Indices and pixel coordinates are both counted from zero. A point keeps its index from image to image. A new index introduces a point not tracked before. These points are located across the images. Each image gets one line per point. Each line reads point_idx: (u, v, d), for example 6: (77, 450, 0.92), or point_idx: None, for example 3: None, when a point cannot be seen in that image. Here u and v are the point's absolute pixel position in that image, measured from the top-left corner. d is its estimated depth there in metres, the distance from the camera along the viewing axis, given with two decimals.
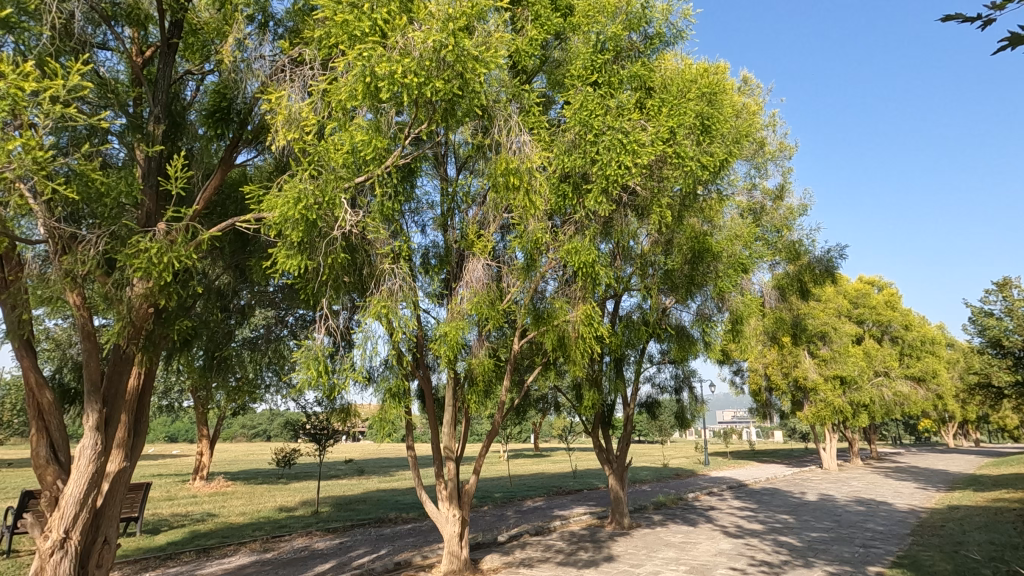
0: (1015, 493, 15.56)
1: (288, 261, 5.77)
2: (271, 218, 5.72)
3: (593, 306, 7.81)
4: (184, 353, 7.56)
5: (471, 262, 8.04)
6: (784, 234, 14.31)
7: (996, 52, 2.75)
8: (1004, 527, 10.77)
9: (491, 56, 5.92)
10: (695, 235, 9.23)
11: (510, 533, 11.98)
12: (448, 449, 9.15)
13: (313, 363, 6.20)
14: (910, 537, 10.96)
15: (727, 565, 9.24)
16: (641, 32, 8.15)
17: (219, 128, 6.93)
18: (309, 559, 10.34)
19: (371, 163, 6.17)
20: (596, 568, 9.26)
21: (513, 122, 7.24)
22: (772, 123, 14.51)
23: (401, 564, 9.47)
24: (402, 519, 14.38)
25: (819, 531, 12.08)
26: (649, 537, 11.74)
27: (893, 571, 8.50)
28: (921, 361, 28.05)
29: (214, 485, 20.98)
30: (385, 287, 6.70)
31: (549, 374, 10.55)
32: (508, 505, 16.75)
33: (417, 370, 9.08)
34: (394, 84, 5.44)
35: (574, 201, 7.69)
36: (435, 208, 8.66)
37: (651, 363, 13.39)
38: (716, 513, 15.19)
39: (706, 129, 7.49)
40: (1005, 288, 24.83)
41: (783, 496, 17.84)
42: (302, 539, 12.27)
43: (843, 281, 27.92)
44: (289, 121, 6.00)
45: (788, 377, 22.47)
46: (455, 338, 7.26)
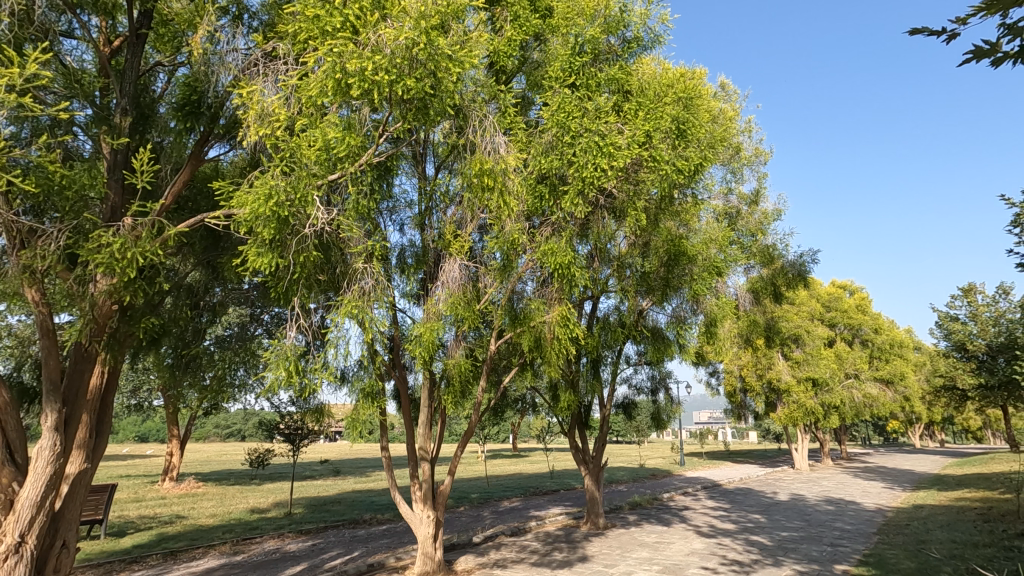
0: (976, 492, 16.06)
1: (259, 259, 5.64)
2: (241, 216, 5.60)
3: (569, 308, 7.84)
4: (152, 353, 7.38)
5: (448, 263, 8.00)
6: (758, 239, 14.57)
7: (959, 66, 2.85)
8: (965, 526, 11.10)
9: (466, 56, 5.90)
10: (671, 238, 9.36)
11: (486, 534, 11.96)
12: (424, 450, 9.08)
13: (283, 362, 6.10)
14: (876, 536, 11.23)
15: (700, 564, 9.34)
16: (619, 35, 8.21)
17: (189, 123, 6.64)
18: (281, 561, 10.18)
19: (345, 160, 6.10)
20: (570, 568, 9.28)
21: (488, 123, 7.24)
22: (748, 129, 14.73)
23: (374, 566, 9.37)
24: (377, 519, 14.27)
25: (789, 530, 12.30)
26: (624, 538, 11.81)
27: (858, 569, 8.69)
28: (889, 363, 28.80)
29: (185, 486, 20.55)
30: (357, 286, 6.62)
31: (525, 374, 10.57)
32: (484, 506, 16.72)
33: (393, 370, 9.00)
34: (364, 80, 5.40)
35: (551, 202, 7.67)
36: (413, 207, 8.59)
37: (628, 364, 13.48)
38: (691, 512, 15.38)
39: (682, 133, 7.56)
40: (971, 293, 25.57)
41: (756, 496, 18.13)
42: (274, 541, 12.08)
43: (816, 285, 28.49)
44: (260, 116, 5.88)
45: (762, 379, 22.84)
46: (430, 338, 7.21)
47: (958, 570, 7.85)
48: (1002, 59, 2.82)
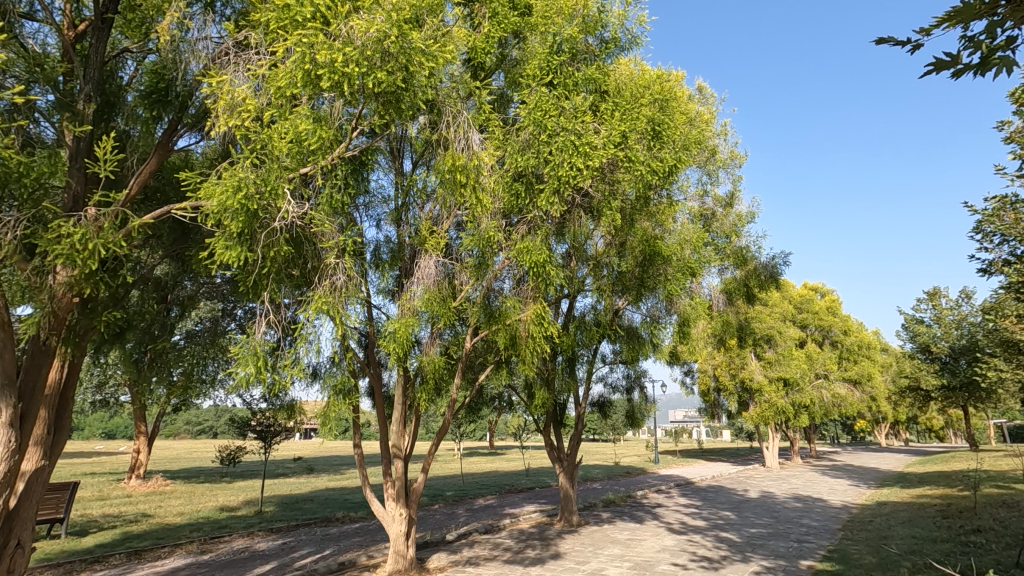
0: (936, 489, 16.63)
1: (226, 253, 5.47)
2: (209, 207, 5.45)
3: (545, 306, 7.86)
4: (117, 347, 7.15)
5: (423, 259, 7.95)
6: (732, 241, 14.83)
7: (921, 77, 2.92)
8: (925, 522, 11.45)
9: (439, 51, 5.87)
10: (647, 239, 9.42)
11: (459, 532, 11.91)
12: (397, 448, 8.99)
13: (251, 358, 5.97)
14: (840, 533, 11.53)
15: (670, 561, 9.46)
16: (597, 35, 8.29)
17: (156, 111, 6.46)
18: (249, 560, 10.00)
19: (317, 154, 6.03)
20: (542, 566, 9.32)
21: (462, 119, 7.21)
22: (724, 132, 14.92)
23: (345, 565, 9.26)
24: (349, 518, 14.14)
25: (758, 526, 12.56)
26: (596, 535, 11.90)
27: (823, 565, 8.89)
28: (857, 364, 29.60)
29: (152, 484, 20.08)
30: (329, 282, 6.53)
31: (501, 373, 10.57)
32: (459, 504, 16.68)
33: (367, 367, 8.90)
34: (334, 72, 5.33)
35: (526, 201, 7.65)
36: (389, 202, 8.53)
37: (603, 363, 13.61)
38: (663, 510, 15.58)
39: (657, 135, 7.66)
40: (935, 296, 26.39)
41: (727, 493, 18.45)
42: (243, 540, 11.88)
43: (789, 287, 29.09)
44: (229, 106, 5.74)
45: (735, 378, 23.27)
46: (404, 335, 7.16)
47: (916, 564, 8.11)
48: (963, 70, 2.88)
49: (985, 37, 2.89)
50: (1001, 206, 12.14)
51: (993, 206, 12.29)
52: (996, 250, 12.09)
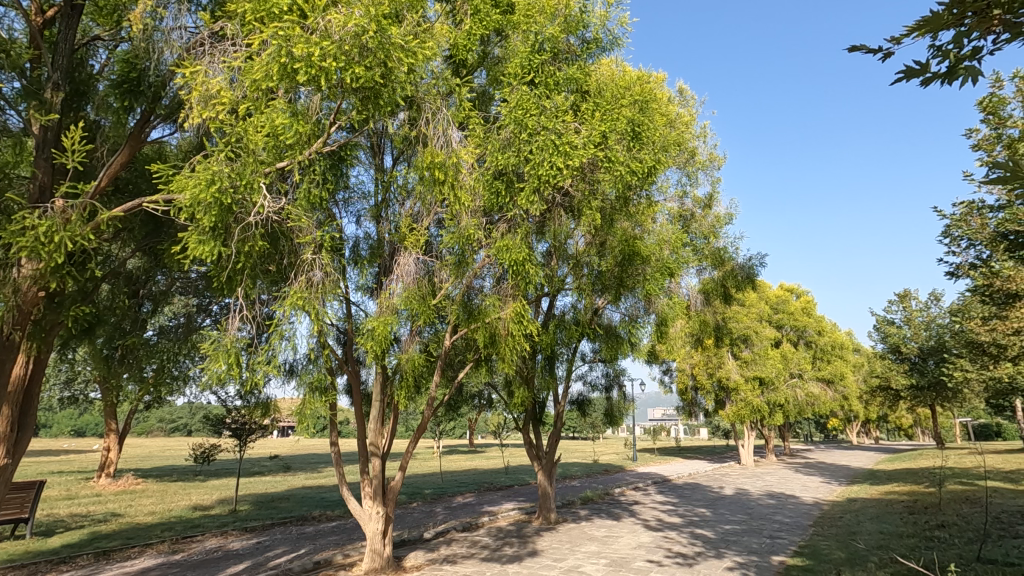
0: (903, 487, 17.09)
1: (199, 248, 5.35)
2: (181, 201, 5.33)
3: (524, 305, 7.87)
4: (86, 343, 6.97)
5: (402, 257, 7.90)
6: (711, 242, 15.01)
7: (893, 84, 3.03)
8: (892, 518, 11.77)
9: (419, 47, 5.86)
10: (626, 238, 9.50)
11: (437, 530, 11.89)
12: (375, 446, 8.91)
13: (224, 355, 5.87)
14: (811, 529, 11.79)
15: (646, 557, 9.56)
16: (579, 35, 8.33)
17: (127, 101, 6.32)
18: (222, 560, 9.83)
19: (294, 149, 5.97)
20: (520, 563, 9.35)
21: (442, 116, 7.20)
22: (703, 134, 15.08)
23: (320, 564, 9.17)
24: (325, 516, 14.02)
25: (732, 523, 12.77)
26: (574, 532, 11.98)
27: (794, 560, 9.08)
28: (830, 364, 30.27)
29: (122, 483, 19.63)
30: (305, 278, 6.46)
31: (480, 371, 10.56)
32: (437, 501, 16.65)
33: (345, 365, 8.81)
34: (311, 66, 5.28)
35: (506, 199, 7.63)
36: (368, 198, 8.45)
37: (583, 362, 13.71)
38: (640, 507, 15.74)
39: (637, 136, 7.74)
40: (905, 298, 27.08)
41: (703, 491, 18.73)
42: (215, 539, 11.69)
43: (765, 288, 29.56)
44: (204, 97, 5.65)
45: (712, 377, 23.66)
46: (383, 333, 7.12)
47: (883, 559, 8.32)
48: (931, 79, 2.97)
49: (952, 46, 2.99)
50: (968, 212, 12.45)
51: (960, 211, 12.61)
52: (963, 254, 12.45)
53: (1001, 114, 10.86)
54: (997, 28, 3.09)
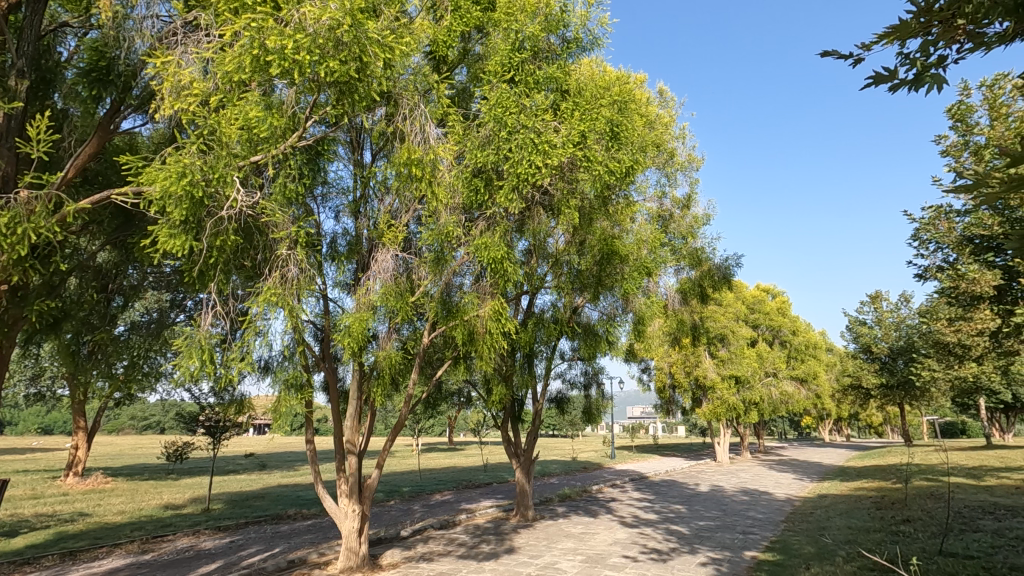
0: (871, 483, 17.56)
1: (170, 242, 5.26)
2: (152, 194, 5.22)
3: (503, 303, 7.88)
4: (52, 338, 6.79)
5: (380, 253, 7.83)
6: (689, 242, 15.19)
7: (863, 88, 3.14)
8: (860, 514, 12.07)
9: (395, 42, 5.83)
10: (605, 238, 9.56)
11: (414, 528, 11.85)
12: (352, 443, 8.83)
13: (195, 351, 5.75)
14: (783, 524, 12.05)
15: (621, 553, 9.66)
16: (559, 35, 8.35)
17: (96, 90, 6.06)
18: (193, 560, 9.65)
19: (268, 143, 5.91)
20: (496, 560, 9.38)
21: (420, 112, 7.18)
22: (682, 136, 15.24)
23: (295, 562, 9.08)
24: (301, 515, 13.87)
25: (706, 519, 12.98)
26: (551, 529, 12.06)
27: (765, 555, 9.26)
28: (804, 363, 30.91)
29: (92, 482, 19.18)
30: (280, 273, 6.37)
31: (458, 369, 10.54)
32: (415, 499, 16.59)
33: (322, 362, 8.71)
34: (284, 59, 5.22)
35: (485, 197, 7.62)
36: (347, 194, 8.37)
37: (562, 360, 13.76)
38: (617, 504, 15.90)
39: (616, 136, 7.79)
40: (877, 300, 27.78)
41: (679, 488, 19.01)
42: (187, 539, 11.47)
43: (742, 288, 30.01)
44: (175, 88, 5.55)
45: (690, 376, 24.00)
46: (360, 330, 7.06)
47: (851, 553, 8.53)
48: (899, 86, 3.07)
49: (919, 55, 3.09)
50: (936, 216, 12.83)
51: (929, 215, 13.02)
52: (931, 257, 12.84)
53: (969, 122, 11.20)
54: (962, 38, 3.18)
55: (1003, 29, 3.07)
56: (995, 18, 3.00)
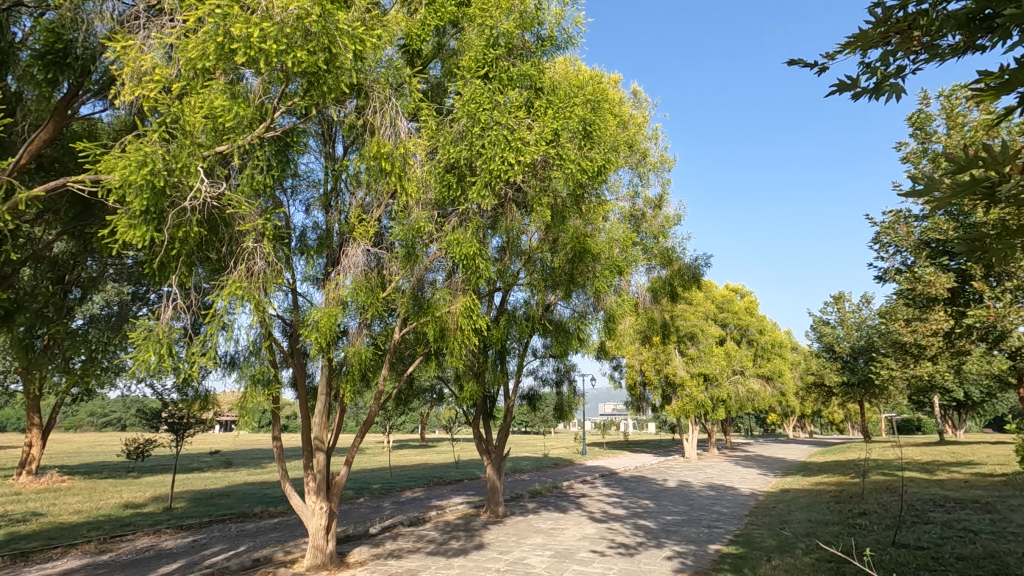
0: (831, 478, 18.15)
1: (129, 232, 5.09)
2: (110, 182, 5.05)
3: (474, 299, 7.83)
4: (4, 332, 6.51)
5: (351, 248, 7.76)
6: (660, 242, 15.37)
7: (828, 94, 3.31)
8: (820, 507, 12.47)
9: (366, 34, 5.76)
10: (578, 236, 9.65)
11: (383, 525, 11.77)
12: (320, 440, 8.69)
13: (153, 345, 5.56)
14: (746, 518, 12.37)
15: (589, 548, 9.78)
16: (534, 32, 8.34)
17: (52, 74, 5.69)
18: (154, 560, 9.38)
19: (233, 133, 5.81)
20: (465, 556, 9.38)
21: (391, 106, 7.13)
22: (655, 137, 15.42)
23: (260, 561, 8.92)
24: (267, 513, 13.64)
25: (673, 514, 13.23)
26: (520, 525, 12.12)
27: (729, 548, 9.49)
28: (770, 362, 31.71)
29: (46, 481, 18.47)
30: (245, 267, 6.24)
31: (430, 365, 10.49)
32: (385, 497, 16.47)
33: (290, 358, 8.57)
34: (250, 48, 5.12)
35: (458, 193, 7.57)
36: (317, 187, 8.23)
37: (534, 357, 13.82)
38: (587, 500, 16.09)
39: (588, 135, 7.90)
40: (840, 300, 28.66)
41: (648, 483, 19.35)
42: (147, 538, 11.15)
43: (712, 287, 30.56)
44: (137, 74, 5.40)
45: (660, 374, 24.36)
46: (328, 325, 6.97)
47: (809, 545, 8.81)
48: (861, 94, 3.19)
49: (881, 64, 3.24)
50: (896, 220, 13.29)
51: (889, 219, 13.50)
52: (891, 260, 13.33)
53: (927, 130, 11.67)
54: (917, 49, 3.31)
55: (955, 42, 3.19)
56: (948, 31, 3.11)
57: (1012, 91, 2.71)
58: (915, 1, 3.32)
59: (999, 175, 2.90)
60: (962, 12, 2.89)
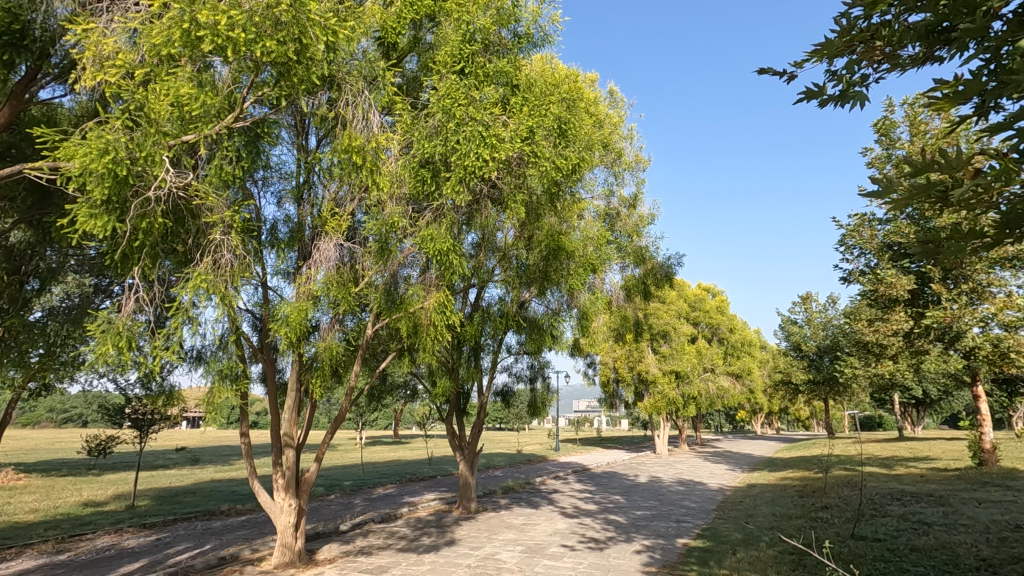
0: (795, 473, 18.68)
1: (89, 222, 4.93)
2: (69, 170, 4.89)
3: (448, 295, 7.78)
4: None
5: (323, 242, 7.64)
6: (634, 240, 15.53)
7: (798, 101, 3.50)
8: (784, 502, 12.81)
9: (339, 25, 5.68)
10: (552, 234, 9.73)
11: (354, 522, 11.67)
12: (289, 437, 8.56)
13: (113, 338, 5.40)
14: (714, 512, 12.65)
15: (560, 543, 9.88)
16: (511, 29, 8.34)
17: (9, 56, 5.38)
18: (115, 560, 9.13)
19: (201, 122, 5.64)
20: (437, 552, 9.38)
21: (364, 99, 7.06)
22: (631, 137, 15.57)
23: (226, 559, 8.77)
24: (235, 511, 13.39)
25: (644, 509, 13.45)
26: (493, 521, 12.15)
27: (696, 542, 9.68)
28: (740, 359, 32.36)
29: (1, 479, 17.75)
30: (211, 259, 6.10)
31: (403, 361, 10.43)
32: (357, 493, 16.34)
33: (260, 353, 8.42)
34: (217, 35, 5.05)
35: (432, 188, 7.50)
36: (289, 179, 8.10)
37: (509, 354, 13.85)
38: (558, 495, 16.23)
39: (563, 133, 8.01)
40: (807, 300, 29.44)
41: (619, 479, 19.62)
42: (108, 538, 10.83)
43: (685, 286, 31.04)
44: (98, 59, 5.23)
45: (633, 371, 24.64)
46: (299, 320, 6.86)
47: (772, 539, 9.06)
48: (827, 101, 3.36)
49: (846, 73, 3.40)
50: (860, 223, 13.71)
51: (854, 222, 13.91)
52: (855, 261, 13.80)
53: (892, 136, 12.06)
54: (880, 58, 3.45)
55: (915, 53, 3.32)
56: (909, 42, 3.23)
57: (965, 100, 2.84)
58: (879, 12, 3.45)
59: (952, 180, 3.03)
60: (920, 26, 3.02)
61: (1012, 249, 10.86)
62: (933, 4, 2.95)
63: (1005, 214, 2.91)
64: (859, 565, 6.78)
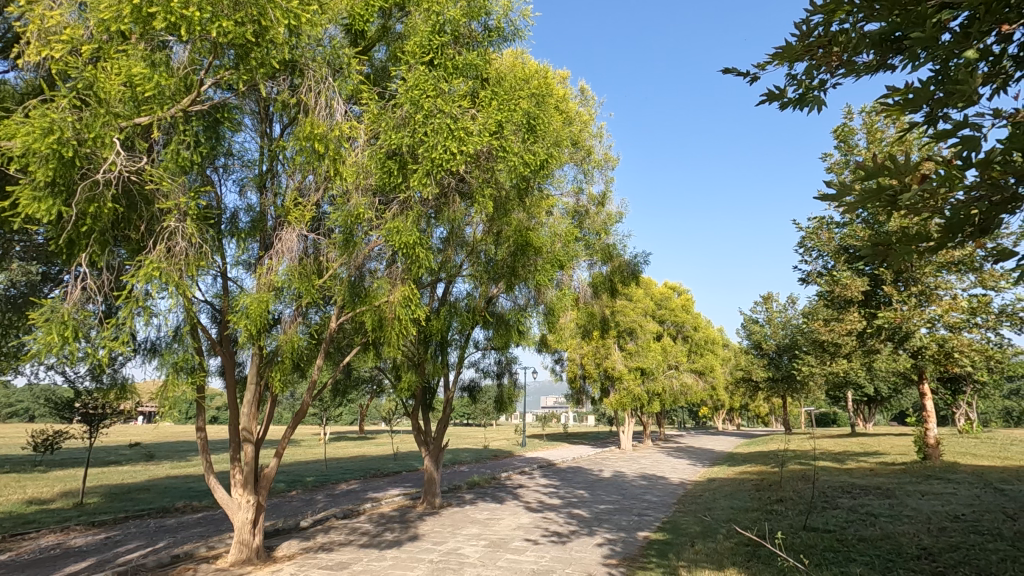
0: (753, 467, 19.21)
1: (32, 205, 4.68)
2: (11, 149, 4.64)
3: (413, 289, 7.68)
4: None
5: (286, 232, 7.46)
6: (602, 238, 15.63)
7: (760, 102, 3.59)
8: (742, 495, 13.17)
9: (301, 10, 5.56)
10: (520, 229, 9.73)
11: (314, 518, 11.47)
12: (248, 432, 8.30)
13: (57, 327, 5.14)
14: (675, 506, 12.90)
15: (523, 537, 9.92)
16: (481, 22, 8.30)
17: None
18: (60, 559, 8.76)
19: (155, 103, 5.46)
20: (399, 547, 9.30)
21: (328, 86, 6.91)
22: (601, 135, 15.71)
23: (180, 557, 8.51)
24: (190, 508, 12.99)
25: (606, 503, 13.62)
26: (457, 516, 12.11)
27: (656, 535, 9.85)
28: (703, 357, 33.08)
29: None
30: (165, 246, 5.86)
31: (367, 355, 10.28)
32: (319, 489, 16.04)
33: (218, 346, 8.17)
34: (170, 13, 4.86)
35: (399, 181, 7.39)
36: (251, 167, 7.86)
37: (476, 349, 13.81)
38: (523, 490, 16.29)
39: (532, 129, 8.02)
40: (769, 300, 30.29)
41: (584, 474, 19.83)
42: (53, 537, 10.37)
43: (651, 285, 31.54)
44: (44, 34, 4.98)
45: (600, 367, 24.94)
46: (259, 312, 6.68)
47: (729, 531, 9.29)
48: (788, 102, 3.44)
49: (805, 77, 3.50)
50: (819, 226, 14.14)
51: (813, 225, 14.34)
52: (813, 263, 14.25)
53: (850, 143, 12.51)
54: (836, 63, 3.56)
55: (870, 60, 3.44)
56: (864, 50, 3.34)
57: (915, 108, 2.95)
58: (837, 20, 3.57)
59: (900, 185, 3.14)
60: (874, 35, 3.13)
61: (957, 253, 11.38)
62: (887, 13, 3.05)
63: (949, 219, 3.03)
64: (811, 556, 7.01)
